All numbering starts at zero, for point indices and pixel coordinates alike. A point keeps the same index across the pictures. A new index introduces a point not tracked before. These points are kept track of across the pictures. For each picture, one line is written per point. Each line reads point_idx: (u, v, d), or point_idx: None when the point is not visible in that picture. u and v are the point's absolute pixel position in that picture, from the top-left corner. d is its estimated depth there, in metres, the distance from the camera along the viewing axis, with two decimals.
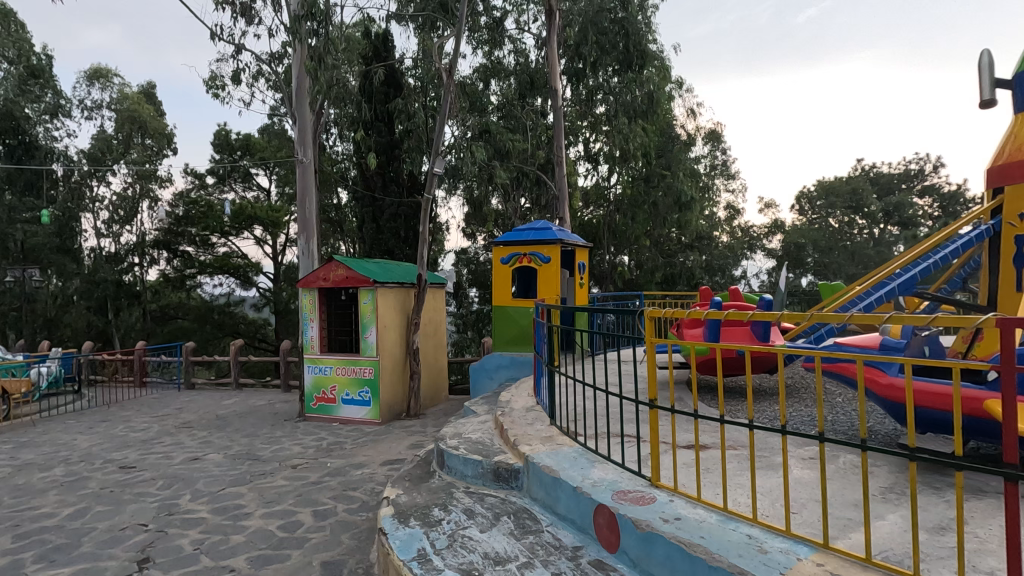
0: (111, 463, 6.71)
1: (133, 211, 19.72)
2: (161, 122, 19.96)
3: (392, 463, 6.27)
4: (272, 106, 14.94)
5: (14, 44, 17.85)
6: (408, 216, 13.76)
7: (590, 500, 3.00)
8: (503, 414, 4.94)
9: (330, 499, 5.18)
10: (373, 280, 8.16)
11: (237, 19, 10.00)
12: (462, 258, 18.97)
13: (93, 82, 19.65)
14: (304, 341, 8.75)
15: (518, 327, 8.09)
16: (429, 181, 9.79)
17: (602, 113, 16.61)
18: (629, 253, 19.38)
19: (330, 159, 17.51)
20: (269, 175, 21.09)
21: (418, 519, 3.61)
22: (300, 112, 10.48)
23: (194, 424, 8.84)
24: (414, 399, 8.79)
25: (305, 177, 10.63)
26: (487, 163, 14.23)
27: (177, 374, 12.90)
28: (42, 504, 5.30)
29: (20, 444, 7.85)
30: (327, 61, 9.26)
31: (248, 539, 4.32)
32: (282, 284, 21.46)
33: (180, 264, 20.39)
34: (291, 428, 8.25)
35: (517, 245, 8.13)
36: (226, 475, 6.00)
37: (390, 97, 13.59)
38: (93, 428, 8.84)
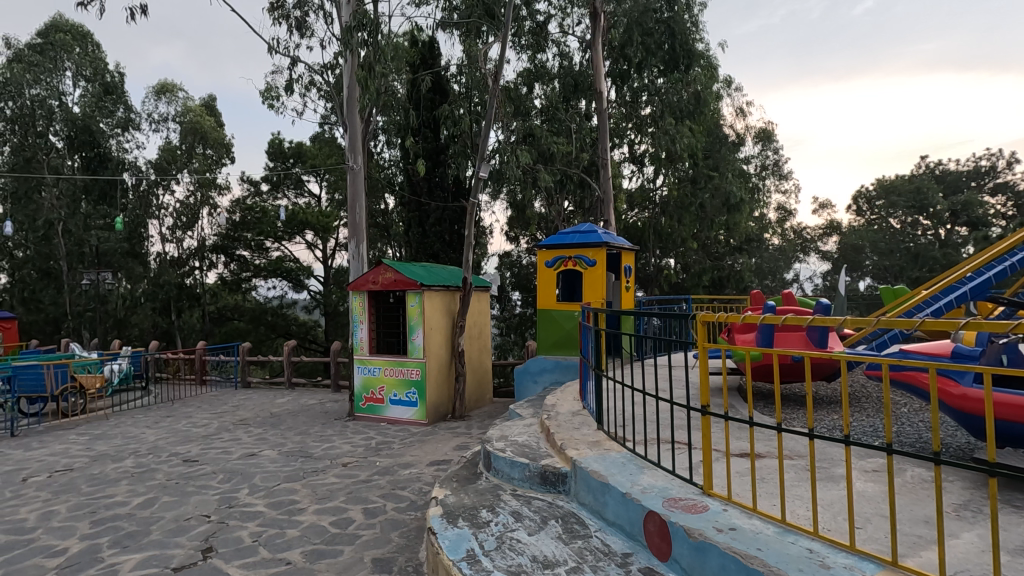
0: (176, 456, 7.08)
1: (195, 218, 20.81)
2: (221, 133, 20.95)
3: (438, 463, 6.35)
4: (323, 116, 15.46)
5: (90, 63, 19.26)
6: (452, 220, 13.94)
7: (639, 506, 2.95)
8: (550, 417, 4.94)
9: (379, 497, 5.30)
10: (420, 282, 8.32)
11: (292, 33, 10.41)
12: (505, 261, 19.09)
13: (160, 96, 20.87)
14: (354, 342, 9.02)
15: (563, 330, 8.04)
16: (474, 185, 9.85)
17: (647, 115, 16.33)
18: (675, 255, 18.99)
19: (377, 164, 18.01)
20: (320, 182, 21.74)
21: (466, 520, 3.65)
22: (351, 120, 10.76)
23: (250, 421, 9.22)
24: (460, 401, 8.89)
25: (356, 183, 10.88)
26: (532, 166, 14.23)
27: (234, 373, 13.50)
28: (115, 493, 5.66)
29: (96, 436, 8.41)
30: (377, 69, 9.49)
31: (303, 533, 4.47)
32: (332, 287, 22.18)
33: (236, 268, 21.47)
34: (341, 427, 8.49)
35: (562, 248, 8.10)
36: (281, 472, 6.23)
37: (436, 103, 13.79)
38: (159, 423, 9.37)
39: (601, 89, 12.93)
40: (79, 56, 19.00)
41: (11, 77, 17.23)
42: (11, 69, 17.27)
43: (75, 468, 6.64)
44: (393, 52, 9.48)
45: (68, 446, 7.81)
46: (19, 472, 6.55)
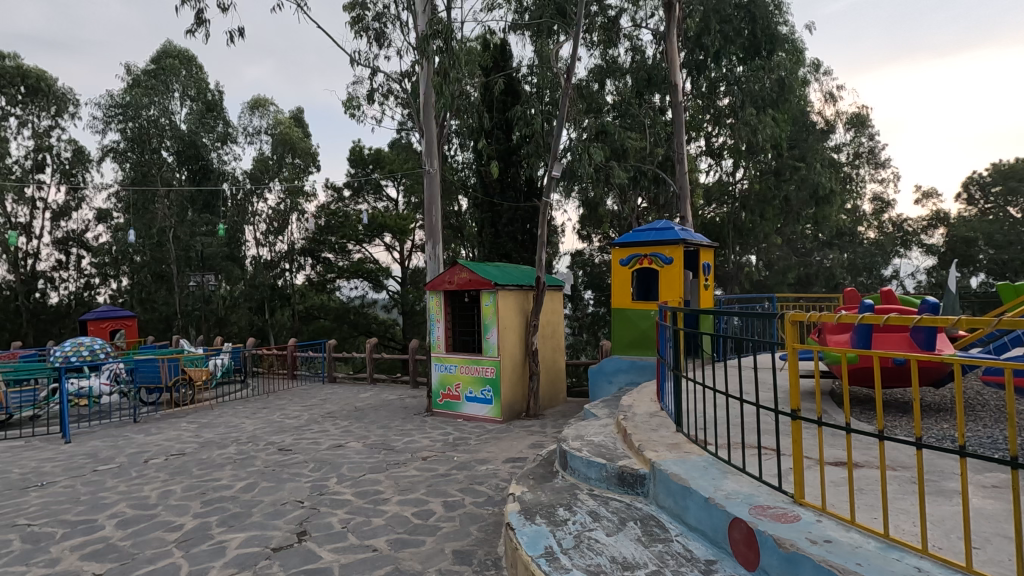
0: (272, 445, 7.63)
1: (285, 223, 22.29)
2: (307, 143, 22.29)
3: (514, 461, 6.43)
4: (400, 122, 16.07)
5: (194, 84, 21.15)
6: (525, 220, 14.09)
7: (724, 512, 2.85)
8: (626, 417, 4.87)
9: (457, 491, 5.45)
10: (494, 282, 8.44)
11: (371, 44, 10.89)
12: (578, 260, 18.98)
13: (254, 111, 22.51)
14: (431, 340, 9.33)
15: (639, 330, 7.89)
16: (548, 185, 9.84)
17: (726, 106, 15.60)
18: (757, 252, 18.07)
19: (451, 167, 18.52)
20: (397, 186, 22.58)
21: (544, 517, 3.67)
22: (427, 126, 11.10)
23: (336, 414, 9.76)
24: (534, 399, 8.94)
25: (432, 187, 11.19)
26: (605, 163, 14.01)
27: (322, 368, 14.36)
28: (221, 476, 6.19)
29: (203, 425, 9.23)
30: (452, 75, 9.78)
31: (387, 522, 4.68)
32: (409, 287, 23.02)
33: (322, 270, 22.85)
34: (420, 422, 8.80)
35: (636, 246, 7.94)
36: (366, 463, 6.56)
37: (508, 105, 13.95)
38: (256, 413, 10.14)
39: (677, 81, 12.52)
40: (185, 78, 20.84)
41: (131, 99, 19.16)
42: (131, 93, 19.27)
43: (187, 452, 7.32)
44: (467, 57, 9.68)
45: (181, 432, 8.63)
46: (142, 454, 7.32)
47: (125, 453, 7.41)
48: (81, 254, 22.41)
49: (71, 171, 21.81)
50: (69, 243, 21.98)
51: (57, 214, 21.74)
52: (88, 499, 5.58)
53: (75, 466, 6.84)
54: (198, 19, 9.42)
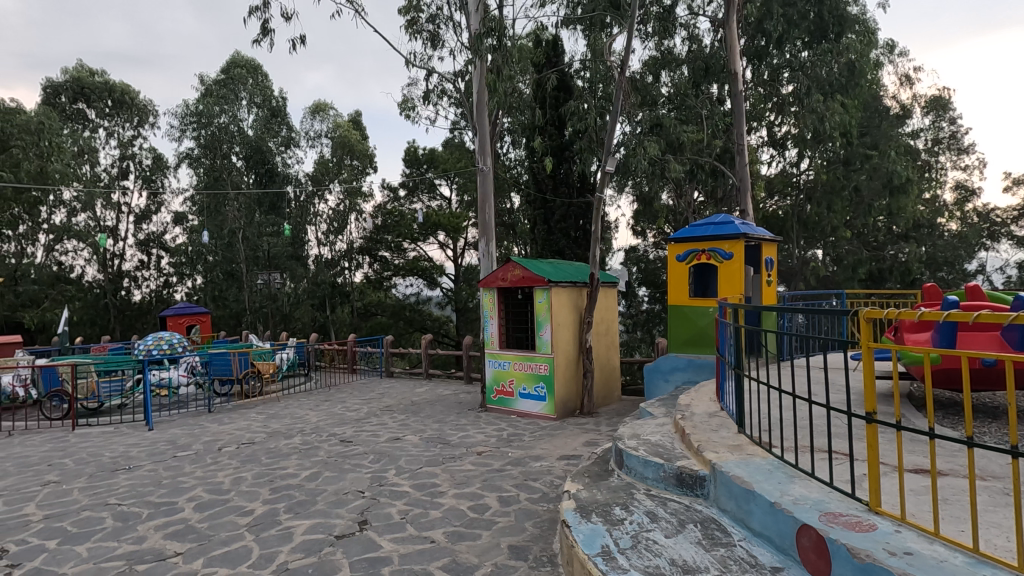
0: (334, 436, 7.93)
1: (344, 223, 23.08)
2: (365, 145, 23.00)
3: (568, 458, 6.41)
4: (453, 122, 16.28)
5: (260, 92, 22.24)
6: (578, 216, 14.01)
7: (791, 518, 2.72)
8: (684, 417, 4.74)
9: (512, 486, 5.48)
10: (547, 279, 8.44)
11: (426, 46, 11.08)
12: (632, 256, 18.71)
13: (315, 116, 23.42)
14: (485, 337, 9.43)
15: (697, 328, 7.66)
16: (601, 180, 9.72)
17: (790, 93, 14.85)
18: (823, 246, 17.13)
19: (504, 165, 18.64)
20: (450, 185, 22.90)
21: (600, 516, 3.63)
22: (481, 124, 11.17)
23: (394, 408, 10.03)
24: (588, 397, 8.84)
25: (485, 185, 11.27)
26: (660, 157, 13.63)
27: (379, 363, 14.79)
28: (287, 465, 6.49)
29: (271, 415, 9.72)
30: (505, 72, 9.81)
31: (444, 515, 4.77)
32: (463, 284, 23.31)
33: (379, 268, 23.51)
34: (475, 418, 8.91)
35: (694, 241, 7.70)
36: (423, 456, 6.70)
37: (561, 100, 13.85)
38: (319, 406, 10.57)
39: (737, 69, 12.02)
40: (251, 86, 21.97)
41: (204, 108, 20.47)
42: (204, 102, 20.59)
43: (256, 442, 7.73)
44: (519, 54, 9.69)
45: (251, 422, 9.12)
46: (216, 442, 7.80)
47: (201, 441, 7.90)
48: (161, 254, 24.05)
49: (151, 177, 23.44)
50: (150, 244, 23.63)
51: (139, 217, 23.41)
52: (169, 482, 5.99)
53: (158, 452, 7.36)
54: (263, 29, 9.87)
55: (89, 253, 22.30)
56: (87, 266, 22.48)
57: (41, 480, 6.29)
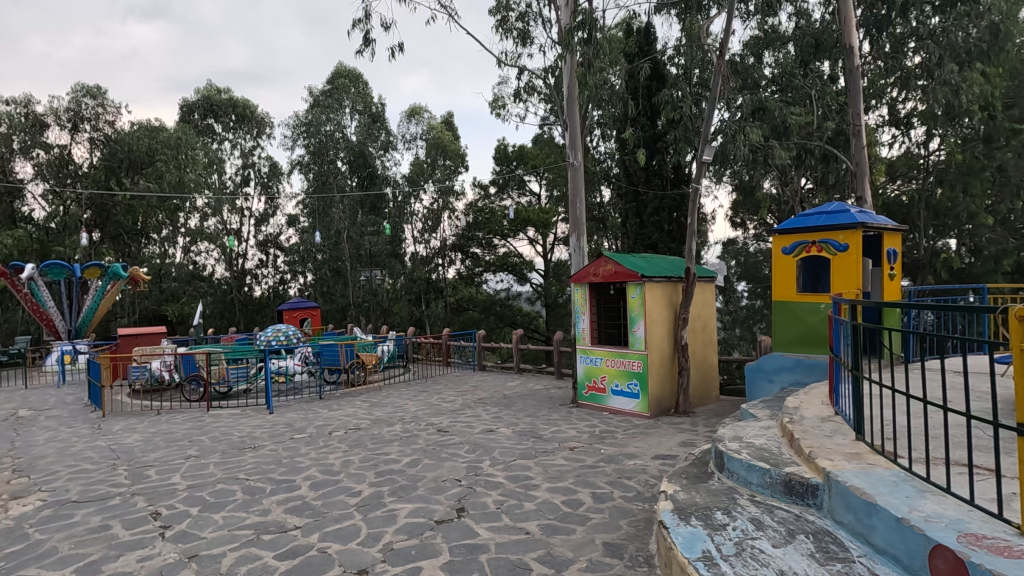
0: (432, 426, 8.29)
1: (438, 221, 23.92)
2: (457, 145, 23.94)
3: (663, 457, 6.23)
4: (543, 117, 16.32)
5: (362, 99, 23.61)
6: (671, 208, 13.61)
7: (921, 537, 2.47)
8: (793, 421, 4.44)
9: (606, 483, 5.43)
10: (641, 273, 8.23)
11: (516, 45, 11.18)
12: (730, 249, 17.87)
13: (411, 119, 24.45)
14: (577, 333, 9.42)
15: (806, 326, 7.14)
16: (698, 170, 9.30)
17: (918, 64, 13.29)
18: (958, 235, 15.27)
19: (593, 159, 18.50)
20: (540, 181, 23.03)
21: (700, 520, 3.50)
22: (571, 117, 11.02)
23: (487, 401, 10.30)
24: (684, 396, 8.50)
25: (576, 179, 11.16)
26: (764, 144, 12.78)
27: (472, 357, 15.23)
28: (390, 451, 6.89)
29: (375, 404, 10.35)
30: (596, 65, 9.73)
31: (538, 508, 4.83)
32: (552, 279, 23.46)
33: (471, 264, 24.15)
34: (566, 413, 8.92)
35: (803, 232, 7.14)
36: (516, 448, 6.82)
37: (654, 90, 13.45)
38: (417, 396, 11.10)
39: (853, 42, 10.95)
40: (354, 95, 23.42)
41: (312, 118, 22.38)
42: (313, 112, 22.45)
43: (362, 428, 8.28)
44: (611, 45, 9.50)
45: (356, 410, 9.76)
46: (327, 427, 8.44)
47: (313, 425, 8.60)
48: (277, 254, 26.37)
49: (268, 183, 25.71)
50: (268, 245, 26.00)
51: (259, 220, 25.81)
52: (288, 462, 6.57)
53: (277, 434, 8.09)
54: (365, 39, 10.43)
55: (218, 253, 24.93)
56: (216, 265, 25.16)
57: (184, 454, 7.16)
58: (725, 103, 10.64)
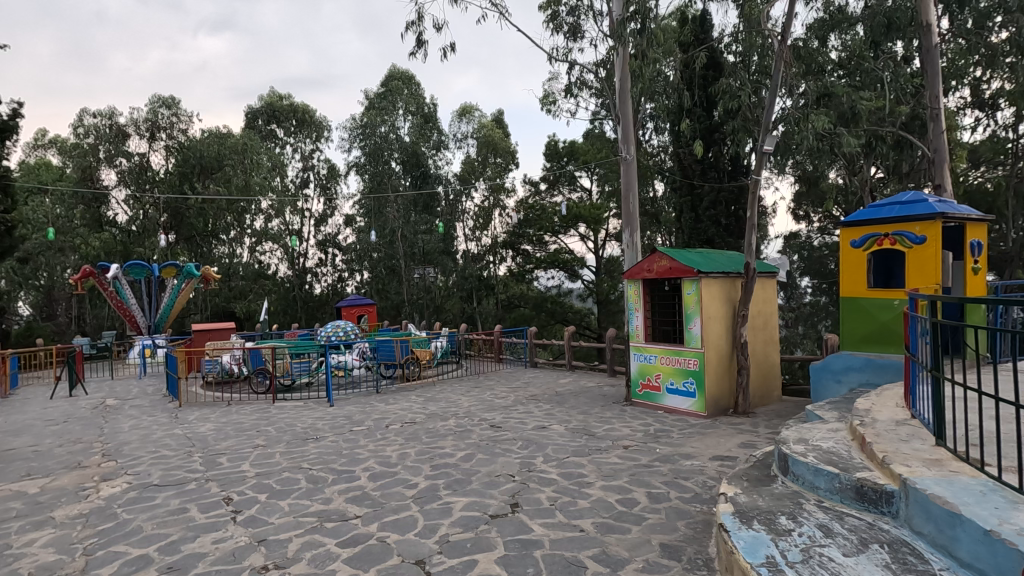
0: (485, 421, 8.38)
1: (489, 219, 24.14)
2: (507, 142, 24.08)
3: (722, 458, 6.04)
4: (593, 112, 16.13)
5: (414, 100, 24.14)
6: (729, 201, 13.15)
7: (1014, 552, 2.27)
8: (864, 423, 4.20)
9: (661, 483, 5.32)
10: (697, 269, 8.00)
11: (566, 40, 11.08)
12: (792, 243, 17.14)
13: (462, 118, 24.76)
14: (630, 330, 9.29)
15: (878, 323, 6.73)
16: (758, 161, 8.94)
17: (1005, 40, 12.20)
18: None
19: (646, 153, 18.19)
20: (591, 176, 22.78)
21: (763, 524, 3.37)
22: (623, 111, 10.82)
23: (539, 397, 10.31)
24: (743, 396, 8.20)
25: (628, 173, 10.95)
26: (830, 132, 12.10)
27: (524, 353, 15.30)
28: (445, 445, 7.01)
29: (429, 398, 10.57)
30: (649, 56, 9.52)
31: (592, 506, 4.79)
32: (604, 276, 23.18)
33: (522, 261, 24.21)
34: (620, 411, 8.81)
35: (874, 224, 6.73)
36: (569, 446, 6.79)
37: (710, 79, 13.07)
38: (470, 392, 11.25)
39: (930, 19, 10.18)
40: (407, 96, 23.96)
41: (368, 121, 23.12)
42: (369, 115, 23.20)
43: (418, 422, 8.47)
44: (665, 34, 9.24)
45: (411, 404, 10.00)
46: (384, 420, 8.69)
47: (371, 418, 8.88)
48: (336, 253, 27.33)
49: (327, 185, 26.68)
50: (327, 245, 26.98)
51: (319, 221, 26.84)
52: (348, 453, 6.81)
53: (337, 426, 8.40)
54: (418, 41, 10.61)
55: (281, 253, 26.10)
56: (280, 264, 26.33)
57: (253, 443, 7.56)
58: (786, 90, 10.11)
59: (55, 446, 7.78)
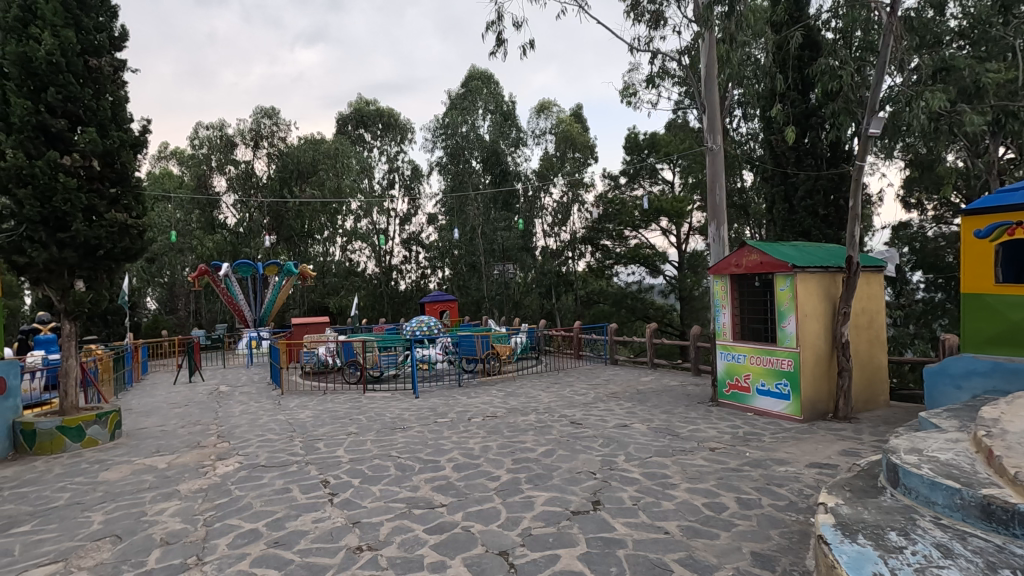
0: (565, 417, 8.38)
1: (568, 215, 24.03)
2: (586, 137, 23.89)
3: (821, 466, 5.64)
4: (677, 102, 15.55)
5: (493, 99, 24.51)
6: (828, 189, 12.23)
7: None
8: (991, 434, 3.77)
9: (752, 489, 5.07)
10: (792, 263, 7.49)
11: (648, 28, 10.78)
12: (902, 234, 15.59)
13: (540, 114, 24.81)
14: (717, 328, 8.97)
15: (1007, 323, 5.99)
16: (862, 146, 8.21)
17: None
18: None
19: (733, 142, 17.42)
20: (674, 168, 22.01)
21: (870, 539, 3.12)
22: (709, 99, 10.34)
23: (620, 395, 10.15)
24: (844, 400, 7.60)
25: (715, 164, 10.48)
26: (949, 110, 10.83)
27: (605, 350, 15.06)
28: (526, 439, 7.09)
29: (509, 393, 10.71)
30: (739, 39, 9.04)
31: (678, 508, 4.66)
32: (688, 271, 22.32)
33: (601, 257, 23.69)
34: (705, 412, 8.48)
35: (1004, 211, 5.99)
36: (652, 445, 6.63)
37: (807, 60, 12.26)
38: (551, 388, 11.28)
39: None
40: (486, 95, 24.40)
41: (450, 120, 23.84)
42: (451, 115, 23.89)
43: (499, 416, 8.63)
44: (757, 15, 8.70)
45: (493, 398, 10.18)
46: (467, 413, 8.92)
47: (454, 411, 9.14)
48: (419, 250, 28.29)
49: (411, 185, 27.75)
50: (411, 242, 28.00)
51: (403, 220, 27.94)
52: (433, 443, 7.07)
53: (423, 417, 8.73)
54: (498, 40, 10.73)
55: (369, 251, 27.45)
56: (368, 261, 27.68)
57: (346, 430, 8.05)
58: (895, 66, 9.19)
59: (179, 427, 8.69)
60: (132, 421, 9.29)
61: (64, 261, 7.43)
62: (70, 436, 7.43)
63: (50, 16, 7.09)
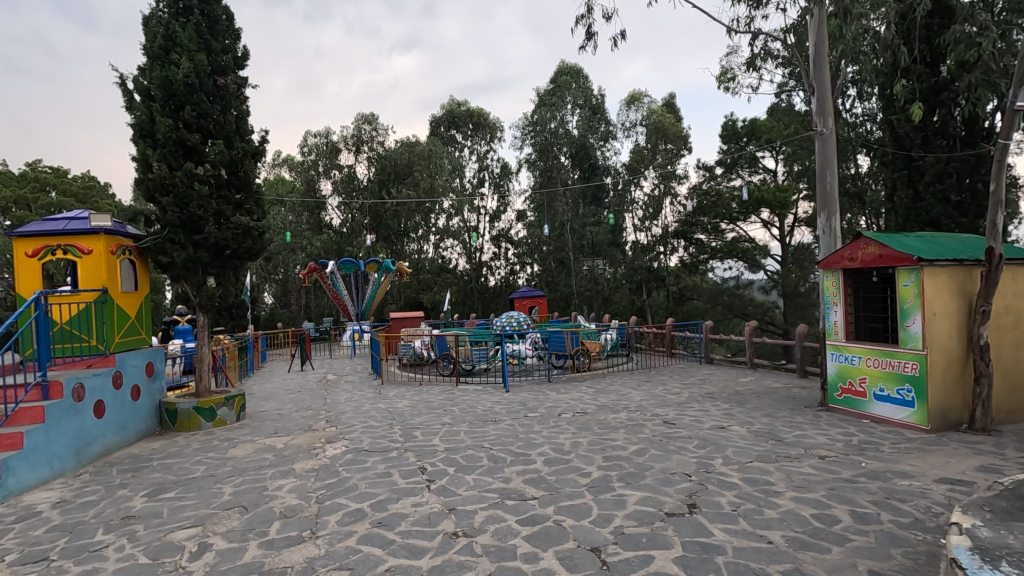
0: (658, 416, 8.15)
1: (659, 208, 23.29)
2: (679, 127, 23.06)
3: (953, 482, 5.06)
4: (780, 84, 14.51)
5: (582, 93, 24.24)
6: (962, 173, 10.88)
7: None
8: None
9: (870, 502, 4.65)
10: (918, 256, 6.73)
11: (749, 8, 10.13)
12: None
13: (630, 106, 24.19)
14: (827, 326, 8.30)
15: None
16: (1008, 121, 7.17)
17: None
18: None
19: (845, 124, 15.98)
20: (776, 155, 20.57)
21: (1016, 567, 2.76)
22: (818, 81, 9.56)
23: (716, 395, 9.69)
24: (982, 410, 6.74)
25: (825, 150, 9.66)
26: None
27: (699, 349, 14.43)
28: (616, 437, 6.98)
29: (599, 390, 10.60)
30: (853, 12, 8.24)
31: (783, 517, 4.38)
32: (793, 266, 20.76)
33: (695, 251, 22.64)
34: (813, 417, 7.88)
35: None
36: (753, 449, 6.28)
37: (937, 30, 10.95)
38: (642, 386, 11.03)
39: None
40: (575, 90, 24.22)
41: (539, 117, 23.96)
42: (540, 112, 23.99)
43: (589, 412, 8.56)
44: None
45: (582, 395, 10.12)
46: (556, 409, 8.94)
47: (544, 406, 9.19)
48: (508, 247, 28.71)
49: (500, 183, 28.21)
50: (500, 239, 28.50)
51: (493, 217, 28.47)
52: (524, 437, 7.16)
53: (513, 411, 8.88)
54: (587, 33, 10.55)
55: (460, 248, 28.28)
56: (459, 258, 28.53)
57: (441, 420, 8.37)
58: None
59: (292, 411, 9.48)
60: (254, 405, 10.28)
61: (198, 260, 8.36)
62: (204, 416, 8.36)
63: (187, 43, 7.99)
